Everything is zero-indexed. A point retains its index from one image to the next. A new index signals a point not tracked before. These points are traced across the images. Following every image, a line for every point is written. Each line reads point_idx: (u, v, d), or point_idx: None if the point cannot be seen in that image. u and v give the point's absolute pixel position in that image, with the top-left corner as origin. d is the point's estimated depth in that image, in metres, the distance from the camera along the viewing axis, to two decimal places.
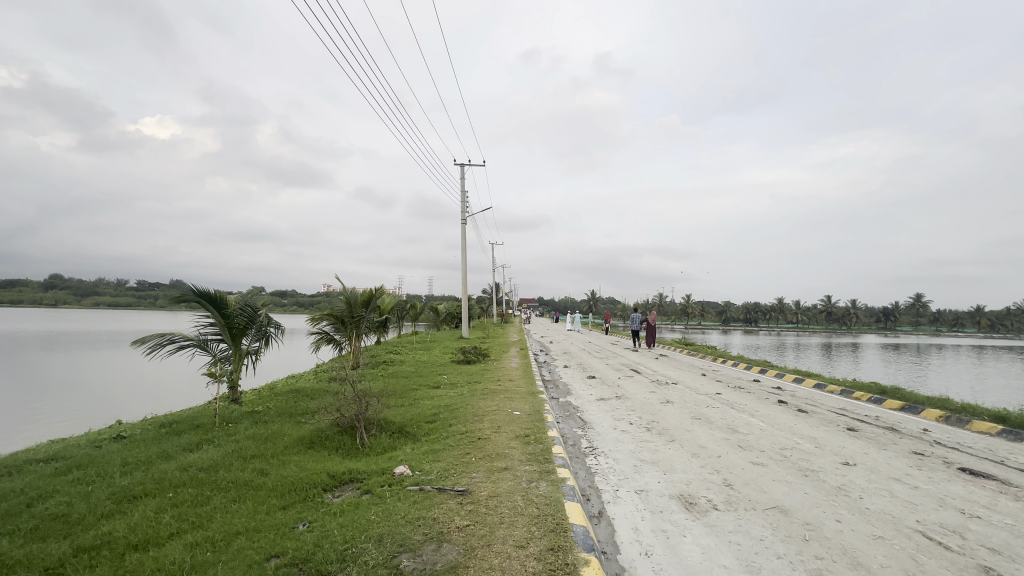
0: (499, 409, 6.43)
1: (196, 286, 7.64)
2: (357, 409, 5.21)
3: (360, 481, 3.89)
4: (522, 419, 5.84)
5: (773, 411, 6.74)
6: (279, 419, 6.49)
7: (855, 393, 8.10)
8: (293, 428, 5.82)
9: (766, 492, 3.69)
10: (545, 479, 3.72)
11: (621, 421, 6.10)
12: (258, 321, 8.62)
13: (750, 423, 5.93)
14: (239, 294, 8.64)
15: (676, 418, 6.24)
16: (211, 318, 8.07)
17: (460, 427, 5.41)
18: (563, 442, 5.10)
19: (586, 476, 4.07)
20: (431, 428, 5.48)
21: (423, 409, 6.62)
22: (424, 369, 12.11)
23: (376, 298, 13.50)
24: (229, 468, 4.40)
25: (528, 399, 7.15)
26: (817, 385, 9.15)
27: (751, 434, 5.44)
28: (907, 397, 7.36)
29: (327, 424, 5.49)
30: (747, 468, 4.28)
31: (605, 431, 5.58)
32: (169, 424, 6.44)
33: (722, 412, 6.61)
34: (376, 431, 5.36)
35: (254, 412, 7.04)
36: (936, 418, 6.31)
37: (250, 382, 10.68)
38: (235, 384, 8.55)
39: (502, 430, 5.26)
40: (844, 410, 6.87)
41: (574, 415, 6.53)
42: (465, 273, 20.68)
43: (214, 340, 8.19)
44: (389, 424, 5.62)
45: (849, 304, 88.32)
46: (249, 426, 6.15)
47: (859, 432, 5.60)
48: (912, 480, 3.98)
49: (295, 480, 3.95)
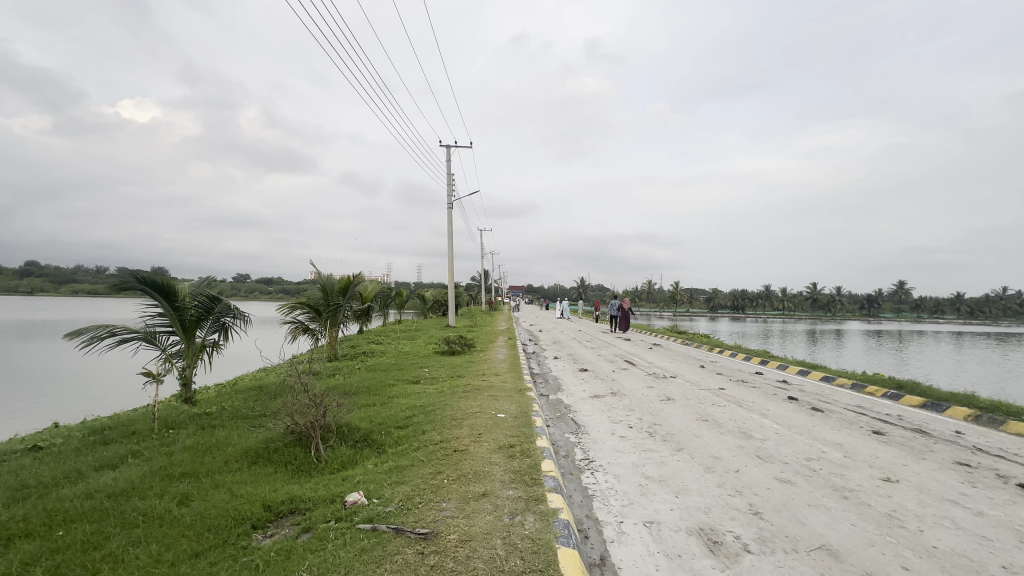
0: (481, 410, 5.67)
1: (139, 272, 6.76)
2: (312, 415, 4.42)
3: (302, 514, 3.11)
4: (507, 424, 5.07)
5: (785, 410, 6.08)
6: (230, 424, 5.66)
7: (868, 388, 7.49)
8: (242, 437, 5.00)
9: (804, 524, 2.98)
10: (532, 512, 2.96)
11: (619, 424, 5.38)
12: (215, 312, 7.75)
13: (765, 426, 5.25)
14: (193, 284, 7.76)
15: (681, 420, 5.54)
16: (159, 309, 7.19)
17: (434, 435, 4.66)
18: (555, 454, 4.34)
19: (582, 502, 3.34)
20: (402, 437, 4.72)
21: (395, 410, 5.84)
22: (405, 361, 11.27)
23: (355, 285, 12.61)
24: (145, 495, 3.58)
25: (514, 397, 6.41)
26: (825, 377, 8.56)
27: (768, 440, 4.76)
28: (928, 392, 6.75)
29: (280, 433, 4.69)
30: (773, 488, 3.58)
31: (602, 438, 4.86)
32: (99, 431, 5.57)
33: (730, 412, 5.93)
34: (335, 442, 4.57)
35: (203, 415, 6.20)
36: (965, 418, 5.71)
37: (209, 377, 9.57)
38: (189, 382, 7.64)
39: (484, 438, 4.52)
40: (861, 407, 6.26)
41: (566, 416, 5.81)
42: (451, 259, 19.84)
43: (164, 334, 7.29)
44: (353, 432, 4.84)
45: (835, 291, 89.04)
46: (193, 434, 5.32)
47: (888, 436, 4.96)
48: (973, 503, 3.31)
49: (218, 514, 3.15)
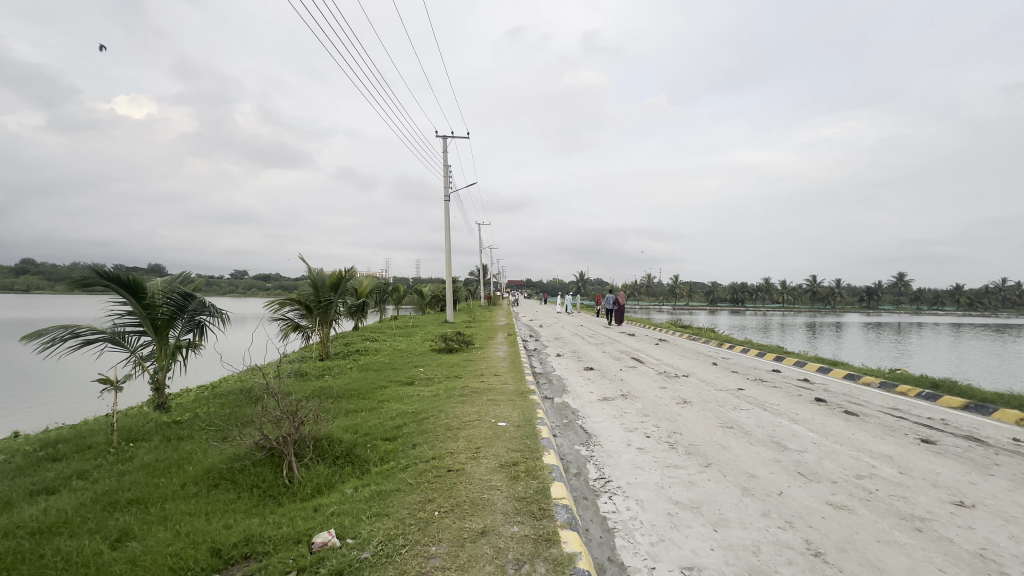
0: (479, 417, 5.08)
1: (101, 268, 6.14)
2: (284, 429, 3.80)
3: (258, 562, 2.51)
4: (509, 434, 4.47)
5: (816, 414, 5.50)
6: (199, 436, 5.02)
7: (899, 387, 6.90)
8: (207, 453, 4.37)
9: (881, 571, 2.40)
10: (542, 560, 2.37)
11: (635, 432, 4.80)
12: (190, 311, 7.12)
13: (798, 435, 4.67)
14: (166, 280, 7.16)
15: (703, 427, 4.95)
16: (126, 307, 6.58)
17: (426, 450, 4.06)
18: (564, 472, 3.75)
19: (602, 541, 2.75)
20: (389, 452, 4.12)
21: (384, 419, 5.24)
22: (400, 360, 10.68)
23: (346, 280, 11.98)
24: (74, 533, 2.96)
25: (516, 402, 5.81)
26: (849, 375, 7.97)
27: (806, 452, 4.17)
28: (968, 392, 6.17)
29: (248, 449, 4.07)
30: (828, 518, 2.98)
31: (617, 451, 4.28)
32: (49, 444, 4.95)
33: (755, 417, 5.35)
34: (312, 459, 3.97)
35: (172, 424, 5.59)
36: (1017, 422, 5.13)
37: (181, 380, 8.89)
38: (162, 387, 6.98)
39: (483, 453, 3.94)
40: (898, 410, 5.69)
41: (573, 424, 5.22)
42: (449, 253, 19.18)
43: (133, 335, 6.69)
44: (334, 447, 4.23)
45: (835, 283, 88.70)
46: (153, 450, 4.68)
47: (941, 446, 4.37)
48: None
49: (153, 562, 2.54)
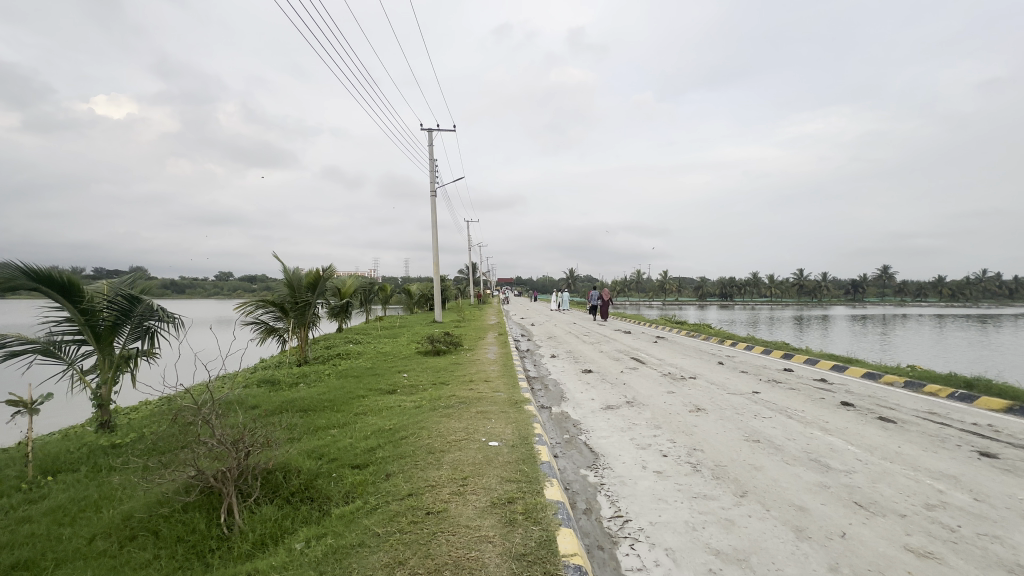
0: (467, 436, 4.35)
1: (28, 268, 5.29)
2: (220, 465, 3.02)
3: None
4: (502, 459, 3.73)
5: (849, 422, 4.87)
6: (131, 466, 4.19)
7: (928, 388, 6.30)
8: (133, 492, 3.56)
9: None
10: None
11: (648, 450, 4.11)
12: (137, 316, 6.21)
13: (838, 450, 4.01)
14: (112, 283, 6.29)
15: (726, 442, 4.28)
16: (62, 313, 5.72)
17: (400, 484, 3.31)
18: (572, 510, 3.05)
19: None
20: (356, 486, 3.37)
21: (357, 440, 4.47)
22: (383, 364, 9.89)
23: (325, 280, 11.10)
24: None
25: (509, 414, 5.09)
26: (868, 372, 7.38)
27: (856, 474, 3.51)
28: (1007, 393, 5.59)
29: (178, 488, 3.28)
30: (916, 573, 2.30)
31: (631, 476, 3.58)
32: None
33: (781, 427, 4.71)
34: (261, 498, 3.22)
35: (108, 449, 4.77)
36: None
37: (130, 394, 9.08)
38: (107, 403, 6.13)
39: (473, 486, 3.22)
40: (938, 415, 5.08)
41: (575, 440, 4.52)
42: (437, 251, 18.36)
43: (72, 344, 5.84)
44: (289, 480, 3.47)
45: (822, 277, 89.21)
46: (68, 487, 3.83)
47: (1008, 462, 3.73)
48: None
49: None
